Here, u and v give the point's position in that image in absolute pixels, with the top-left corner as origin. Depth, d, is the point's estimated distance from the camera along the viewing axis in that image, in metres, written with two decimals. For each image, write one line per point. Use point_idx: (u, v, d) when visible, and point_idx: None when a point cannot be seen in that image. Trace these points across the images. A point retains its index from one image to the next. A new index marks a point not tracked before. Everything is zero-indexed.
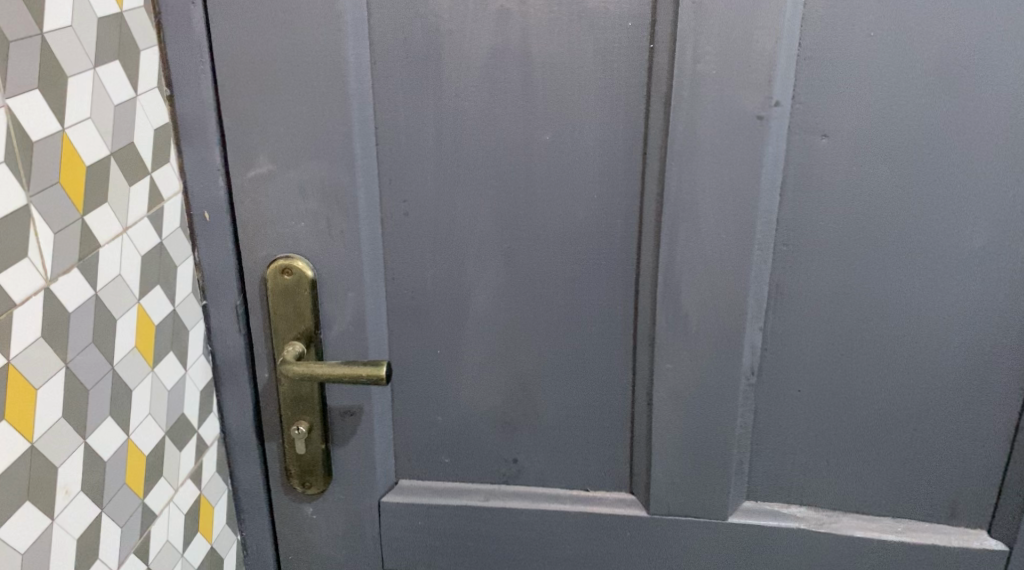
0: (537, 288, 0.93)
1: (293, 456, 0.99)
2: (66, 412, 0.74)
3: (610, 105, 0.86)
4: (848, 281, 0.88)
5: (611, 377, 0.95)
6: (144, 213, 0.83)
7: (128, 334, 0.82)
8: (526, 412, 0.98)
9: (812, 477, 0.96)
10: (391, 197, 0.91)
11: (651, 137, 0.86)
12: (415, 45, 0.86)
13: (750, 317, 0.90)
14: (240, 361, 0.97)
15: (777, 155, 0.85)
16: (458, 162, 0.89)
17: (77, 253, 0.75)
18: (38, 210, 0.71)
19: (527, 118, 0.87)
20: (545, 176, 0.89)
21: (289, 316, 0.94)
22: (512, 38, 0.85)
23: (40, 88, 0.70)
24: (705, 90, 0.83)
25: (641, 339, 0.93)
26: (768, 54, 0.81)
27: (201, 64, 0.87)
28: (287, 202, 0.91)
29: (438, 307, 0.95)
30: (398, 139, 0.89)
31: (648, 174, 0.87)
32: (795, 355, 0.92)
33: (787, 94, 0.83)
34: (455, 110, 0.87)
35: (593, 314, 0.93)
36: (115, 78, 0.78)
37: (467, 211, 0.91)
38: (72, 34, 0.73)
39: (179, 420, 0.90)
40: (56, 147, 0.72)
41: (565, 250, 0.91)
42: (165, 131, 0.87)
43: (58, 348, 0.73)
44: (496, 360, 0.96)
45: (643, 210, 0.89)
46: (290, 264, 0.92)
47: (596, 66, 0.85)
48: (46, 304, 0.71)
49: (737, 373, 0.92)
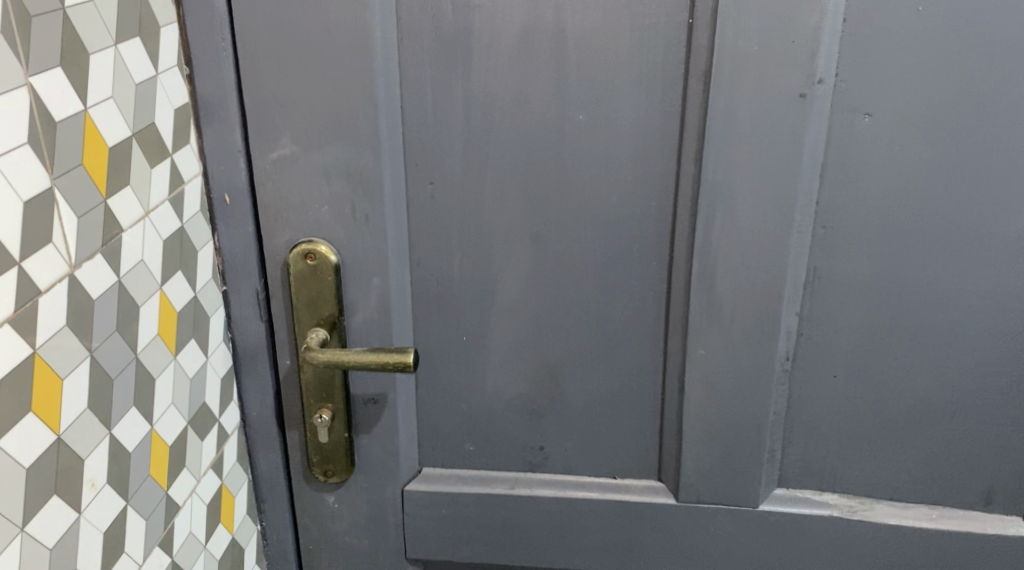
0: (567, 273, 0.91)
1: (315, 445, 0.97)
2: (93, 402, 0.72)
3: (646, 83, 0.84)
4: (887, 264, 0.87)
5: (641, 362, 0.94)
6: (164, 196, 0.80)
7: (150, 322, 0.79)
8: (554, 398, 0.96)
9: (847, 465, 0.95)
10: (418, 180, 0.89)
11: (689, 116, 0.84)
12: (445, 22, 0.83)
13: (787, 301, 0.88)
14: (260, 349, 0.94)
15: (818, 135, 0.83)
16: (488, 144, 0.87)
17: (100, 238, 0.72)
18: (62, 193, 0.68)
19: (560, 97, 0.85)
20: (578, 157, 0.86)
21: (311, 300, 0.91)
22: (545, 13, 0.82)
23: (63, 65, 0.67)
24: (746, 67, 0.81)
25: (674, 325, 0.91)
26: (812, 30, 0.79)
27: (222, 42, 0.84)
28: (310, 185, 0.88)
29: (465, 292, 0.93)
30: (426, 119, 0.87)
31: (684, 154, 0.85)
32: (832, 340, 0.90)
33: (830, 72, 0.81)
34: (485, 89, 0.85)
35: (624, 298, 0.91)
36: (136, 57, 0.76)
37: (495, 195, 0.89)
38: (93, 9, 0.70)
39: (200, 410, 0.88)
40: (79, 127, 0.69)
41: (596, 234, 0.89)
42: (185, 111, 0.84)
43: (82, 336, 0.70)
44: (524, 345, 0.94)
45: (678, 192, 0.87)
46: (314, 248, 0.90)
47: (631, 42, 0.82)
48: (71, 290, 0.69)
49: (772, 358, 0.90)
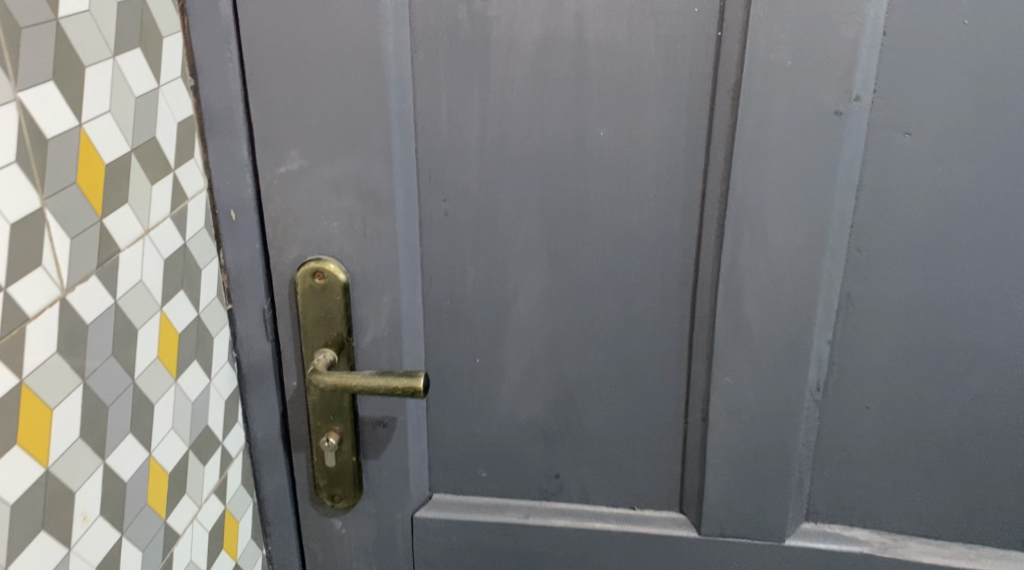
0: (586, 294, 0.87)
1: (322, 468, 0.93)
2: (85, 432, 0.68)
3: (672, 97, 0.79)
4: (926, 290, 0.82)
5: (663, 389, 0.89)
6: (165, 214, 0.77)
7: (149, 345, 0.76)
8: (571, 425, 0.92)
9: (879, 499, 0.90)
10: (431, 196, 0.85)
11: (717, 132, 0.80)
12: (460, 32, 0.79)
13: (818, 328, 0.84)
14: (267, 369, 0.91)
15: (855, 153, 0.78)
16: (504, 160, 0.83)
17: (95, 259, 0.69)
18: (53, 213, 0.64)
19: (580, 111, 0.80)
20: (598, 175, 0.82)
21: (319, 319, 0.88)
22: (565, 23, 0.78)
23: (55, 79, 0.64)
24: (778, 81, 0.76)
25: (698, 350, 0.87)
26: (850, 43, 0.75)
27: (228, 51, 0.80)
28: (319, 200, 0.84)
29: (479, 313, 0.89)
30: (440, 133, 0.83)
31: (711, 172, 0.81)
32: (866, 368, 0.85)
33: (868, 88, 0.76)
34: (502, 102, 0.81)
35: (646, 322, 0.87)
36: (135, 68, 0.73)
37: (512, 213, 0.85)
38: (89, 20, 0.67)
39: (201, 433, 0.84)
40: (72, 144, 0.66)
41: (618, 253, 0.85)
42: (189, 124, 0.81)
43: (75, 363, 0.67)
44: (540, 369, 0.90)
45: (705, 212, 0.82)
46: (322, 267, 0.86)
47: (657, 54, 0.78)
48: (62, 315, 0.65)
49: (802, 388, 0.86)
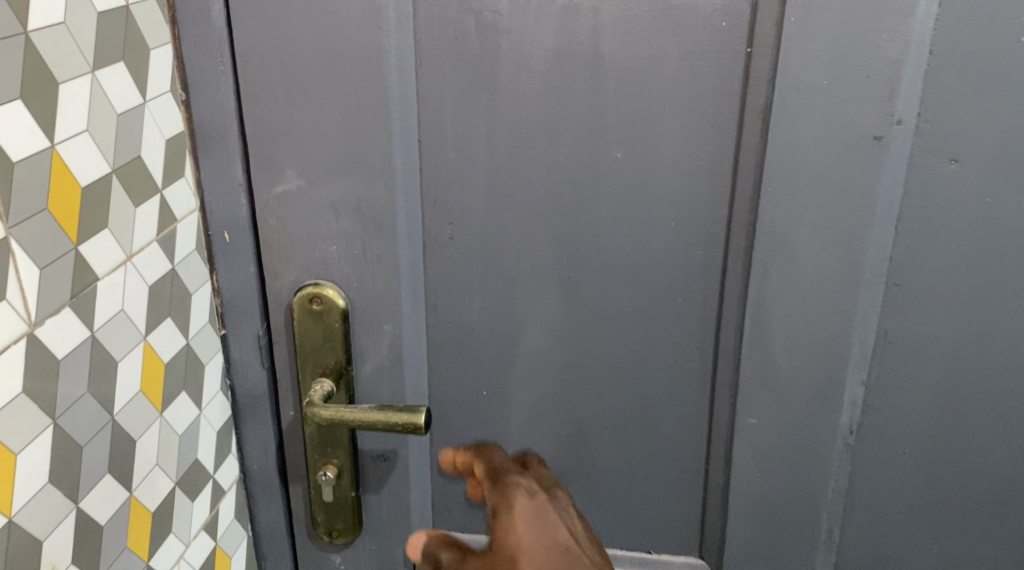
0: (600, 325, 0.81)
1: (319, 502, 0.87)
2: (55, 476, 0.64)
3: (695, 118, 0.74)
4: (970, 329, 0.76)
5: (682, 427, 0.83)
6: (151, 237, 0.72)
7: (132, 378, 0.71)
8: (583, 463, 0.86)
9: (914, 550, 0.84)
10: (435, 219, 0.80)
11: (744, 155, 0.74)
12: (467, 45, 0.74)
13: (853, 368, 0.78)
14: (262, 398, 0.86)
15: (895, 180, 0.72)
16: (515, 182, 0.77)
17: (70, 290, 0.64)
18: (20, 243, 0.60)
19: (596, 132, 0.75)
20: (614, 199, 0.77)
21: (316, 348, 0.82)
22: (581, 37, 0.72)
23: (24, 98, 0.59)
24: (812, 103, 0.70)
25: (721, 388, 0.81)
26: (893, 62, 0.69)
27: (221, 64, 0.75)
28: (316, 222, 0.78)
29: (487, 343, 0.83)
30: (446, 153, 0.77)
31: (737, 198, 0.75)
32: (904, 411, 0.79)
33: (911, 111, 0.70)
34: (512, 121, 0.75)
35: (665, 356, 0.81)
36: (118, 84, 0.68)
37: (522, 238, 0.79)
38: (65, 33, 0.62)
39: (190, 467, 0.79)
40: (44, 167, 0.61)
41: (636, 283, 0.79)
42: (179, 140, 0.76)
43: (43, 402, 0.62)
44: (551, 403, 0.84)
45: (730, 241, 0.77)
46: (319, 292, 0.80)
47: (679, 72, 0.72)
48: (30, 353, 0.61)
49: (833, 431, 0.80)
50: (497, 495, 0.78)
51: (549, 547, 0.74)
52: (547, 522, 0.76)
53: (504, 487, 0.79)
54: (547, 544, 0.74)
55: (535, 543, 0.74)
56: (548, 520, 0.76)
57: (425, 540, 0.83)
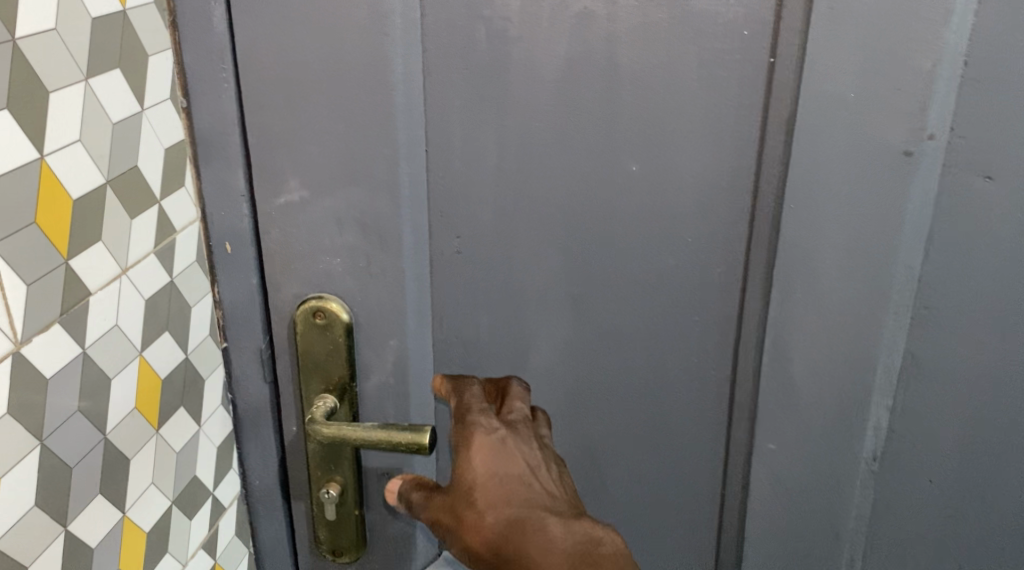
0: (612, 344, 0.78)
1: (322, 520, 0.85)
2: (41, 498, 0.62)
3: (714, 130, 0.70)
4: (1000, 354, 0.72)
5: (696, 449, 0.80)
6: (148, 249, 0.70)
7: (127, 395, 0.69)
8: (594, 485, 0.83)
9: None
10: (442, 232, 0.77)
11: (766, 169, 0.70)
12: (477, 53, 0.71)
13: (878, 394, 0.74)
14: (264, 413, 0.83)
15: (925, 198, 0.69)
16: (525, 195, 0.75)
17: (60, 306, 0.62)
18: (5, 258, 0.58)
19: (610, 144, 0.72)
20: (628, 214, 0.74)
21: (319, 363, 0.79)
22: (595, 45, 0.69)
23: (11, 108, 0.57)
24: (839, 116, 0.67)
25: (739, 412, 0.78)
26: (925, 74, 0.65)
27: (223, 71, 0.72)
28: (319, 234, 0.76)
29: (496, 361, 0.81)
30: (454, 165, 0.75)
31: (758, 214, 0.72)
32: (932, 439, 0.76)
33: (944, 126, 0.67)
34: (522, 132, 0.73)
35: (680, 376, 0.78)
36: (113, 92, 0.65)
37: (532, 253, 0.76)
38: (57, 40, 0.60)
39: (188, 485, 0.77)
40: (31, 180, 0.59)
41: (651, 299, 0.76)
42: (180, 149, 0.73)
43: (30, 424, 0.60)
44: (562, 424, 0.81)
45: (749, 259, 0.73)
46: (323, 306, 0.77)
47: (698, 82, 0.69)
48: (15, 373, 0.59)
49: (856, 460, 0.76)
50: (456, 429, 0.73)
51: (507, 481, 0.70)
52: (504, 454, 0.71)
53: (465, 419, 0.73)
54: (506, 478, 0.70)
55: (493, 475, 0.71)
56: (507, 451, 0.71)
57: (400, 483, 0.76)
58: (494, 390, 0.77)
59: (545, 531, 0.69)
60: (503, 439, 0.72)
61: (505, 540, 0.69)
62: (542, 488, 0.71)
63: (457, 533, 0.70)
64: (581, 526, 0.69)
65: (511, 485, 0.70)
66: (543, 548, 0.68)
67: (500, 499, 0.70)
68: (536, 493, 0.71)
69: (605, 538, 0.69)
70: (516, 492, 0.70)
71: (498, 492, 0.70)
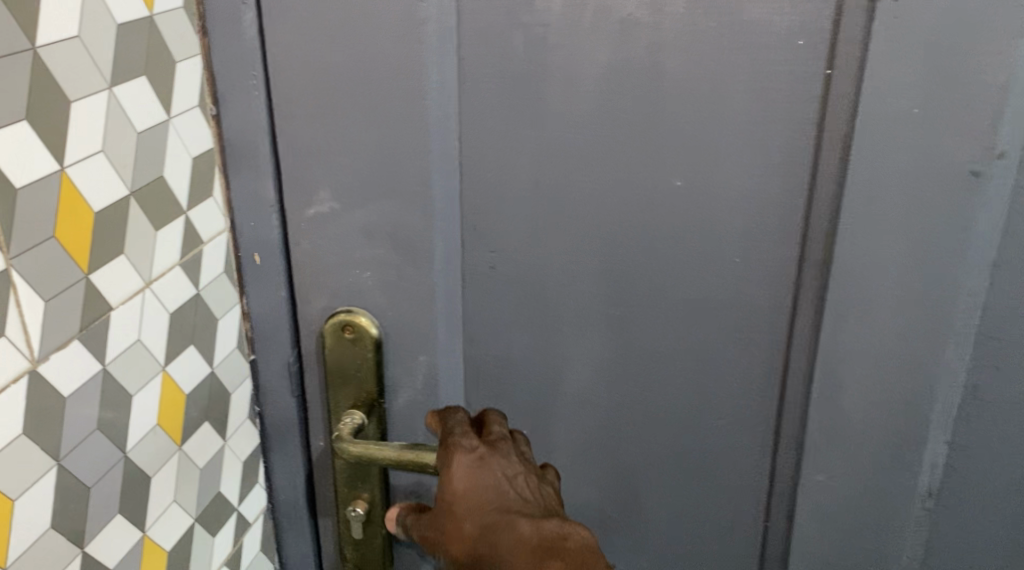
0: (651, 366, 0.75)
1: (349, 539, 0.82)
2: (57, 520, 0.60)
3: (764, 146, 0.67)
4: None
5: (737, 479, 0.77)
6: (174, 261, 0.68)
7: (149, 410, 0.67)
8: (629, 512, 0.80)
9: None
10: (476, 246, 0.74)
11: (820, 187, 0.66)
12: (515, 62, 0.68)
13: (935, 428, 0.70)
14: (291, 428, 0.81)
15: (994, 220, 0.64)
16: (563, 210, 0.71)
17: (80, 322, 0.60)
18: (23, 274, 0.56)
19: (653, 158, 0.68)
20: (671, 231, 0.70)
21: (348, 378, 0.76)
22: (640, 54, 0.66)
23: (30, 119, 0.55)
24: (899, 133, 0.63)
25: (785, 441, 0.74)
26: (995, 89, 0.61)
27: (253, 77, 0.70)
28: (349, 247, 0.73)
29: (529, 381, 0.77)
30: (489, 177, 0.71)
31: (811, 234, 0.68)
32: (993, 476, 0.71)
33: (1016, 142, 0.62)
34: (560, 145, 0.69)
35: (722, 402, 0.74)
36: (139, 100, 0.63)
37: (569, 271, 0.73)
38: (80, 47, 0.58)
39: (212, 502, 0.75)
40: (52, 193, 0.57)
41: (693, 321, 0.72)
42: (208, 158, 0.71)
43: (46, 444, 0.59)
44: (597, 446, 0.78)
45: (801, 281, 0.69)
46: (352, 320, 0.75)
47: (748, 94, 0.66)
48: (32, 393, 0.57)
49: (910, 496, 0.72)
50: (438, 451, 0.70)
51: (482, 492, 0.67)
52: (481, 468, 0.68)
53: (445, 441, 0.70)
54: (478, 489, 0.67)
55: (467, 489, 0.67)
56: (484, 465, 0.68)
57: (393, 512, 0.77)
58: (476, 421, 0.75)
59: (514, 530, 0.65)
60: (481, 454, 0.68)
61: (477, 548, 0.66)
62: (522, 496, 0.67)
63: (445, 549, 0.68)
64: (550, 523, 0.64)
65: (488, 496, 0.67)
66: (513, 548, 0.64)
67: (471, 508, 0.67)
68: (513, 500, 0.67)
69: (573, 532, 0.64)
70: (490, 501, 0.67)
71: (469, 503, 0.67)
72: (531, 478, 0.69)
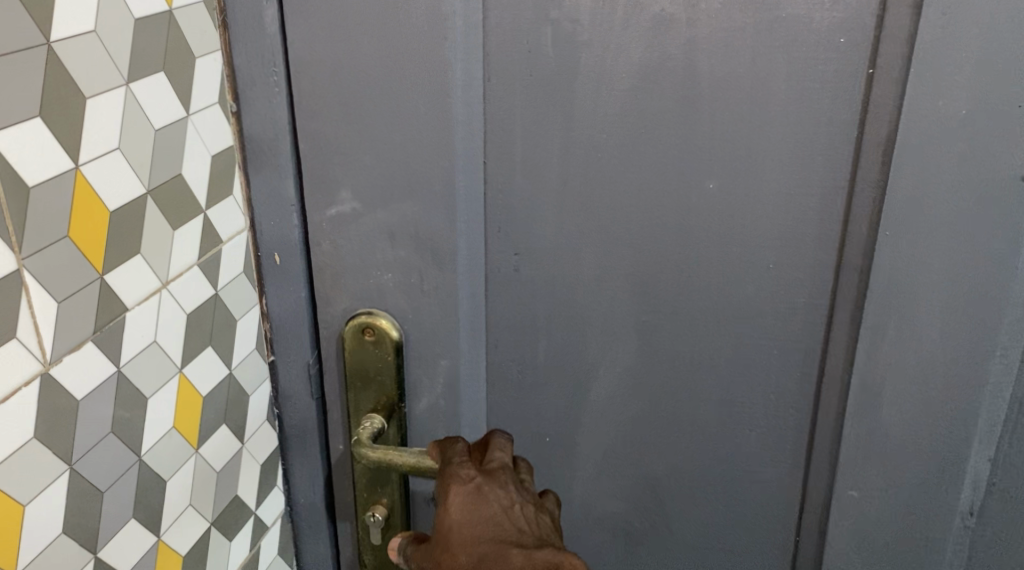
0: (679, 374, 0.72)
1: (368, 544, 0.81)
2: (70, 525, 0.59)
3: (801, 148, 0.64)
4: None
5: (768, 491, 0.74)
6: (192, 261, 0.66)
7: (165, 413, 0.66)
8: (656, 523, 0.78)
9: None
10: (500, 249, 0.72)
11: (860, 190, 0.64)
12: (543, 59, 0.66)
13: (977, 444, 0.67)
14: (311, 431, 0.79)
15: None
16: (591, 213, 0.69)
17: (93, 323, 0.58)
18: (35, 274, 0.55)
19: (685, 160, 0.66)
20: (702, 235, 0.68)
21: (367, 381, 0.75)
22: (672, 53, 0.64)
23: (44, 116, 0.54)
24: (945, 136, 0.60)
25: (819, 453, 0.72)
26: None
27: (275, 74, 0.68)
28: (371, 248, 0.72)
29: (554, 387, 0.75)
30: (514, 178, 0.69)
31: (849, 240, 0.65)
32: None
33: None
34: (589, 145, 0.67)
35: (753, 412, 0.72)
36: (157, 96, 0.62)
37: (596, 275, 0.71)
38: (96, 41, 0.56)
39: (229, 506, 0.74)
40: (65, 192, 0.56)
41: (724, 328, 0.70)
42: (228, 155, 0.70)
43: (58, 448, 0.57)
44: (623, 455, 0.76)
45: (838, 288, 0.67)
46: (372, 322, 0.73)
47: (785, 94, 0.63)
48: (45, 396, 0.56)
49: (951, 514, 0.69)
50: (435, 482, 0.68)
51: (477, 525, 0.65)
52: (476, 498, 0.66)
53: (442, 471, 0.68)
54: (473, 521, 0.65)
55: (462, 521, 0.65)
56: (479, 495, 0.66)
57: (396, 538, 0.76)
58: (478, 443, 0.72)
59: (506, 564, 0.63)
60: (477, 484, 0.66)
61: None
62: (518, 527, 0.66)
63: None
64: (543, 555, 0.63)
65: (483, 527, 0.65)
66: None
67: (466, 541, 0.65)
68: (507, 530, 0.65)
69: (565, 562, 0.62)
70: (485, 533, 0.65)
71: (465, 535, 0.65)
72: (528, 506, 0.67)
